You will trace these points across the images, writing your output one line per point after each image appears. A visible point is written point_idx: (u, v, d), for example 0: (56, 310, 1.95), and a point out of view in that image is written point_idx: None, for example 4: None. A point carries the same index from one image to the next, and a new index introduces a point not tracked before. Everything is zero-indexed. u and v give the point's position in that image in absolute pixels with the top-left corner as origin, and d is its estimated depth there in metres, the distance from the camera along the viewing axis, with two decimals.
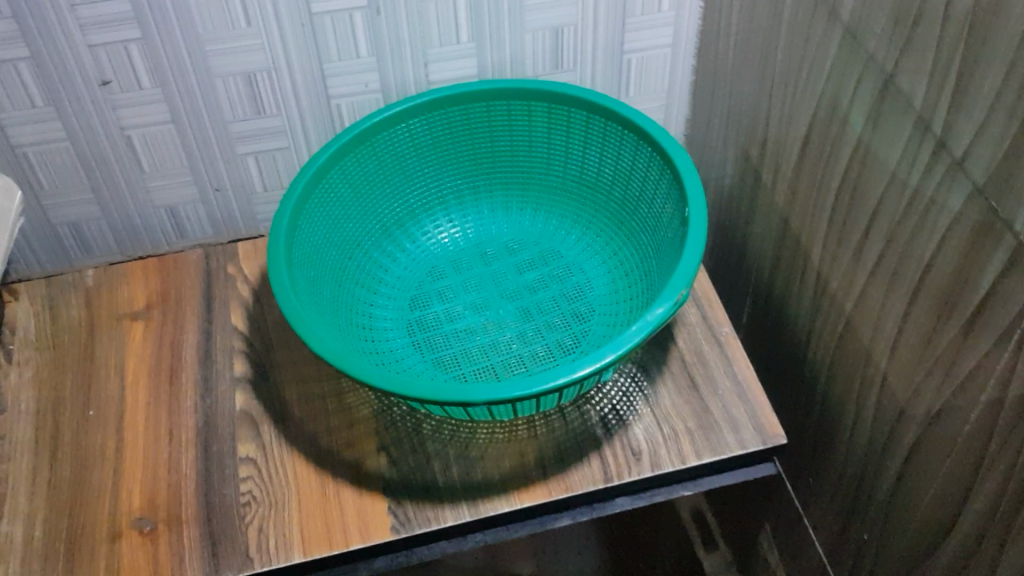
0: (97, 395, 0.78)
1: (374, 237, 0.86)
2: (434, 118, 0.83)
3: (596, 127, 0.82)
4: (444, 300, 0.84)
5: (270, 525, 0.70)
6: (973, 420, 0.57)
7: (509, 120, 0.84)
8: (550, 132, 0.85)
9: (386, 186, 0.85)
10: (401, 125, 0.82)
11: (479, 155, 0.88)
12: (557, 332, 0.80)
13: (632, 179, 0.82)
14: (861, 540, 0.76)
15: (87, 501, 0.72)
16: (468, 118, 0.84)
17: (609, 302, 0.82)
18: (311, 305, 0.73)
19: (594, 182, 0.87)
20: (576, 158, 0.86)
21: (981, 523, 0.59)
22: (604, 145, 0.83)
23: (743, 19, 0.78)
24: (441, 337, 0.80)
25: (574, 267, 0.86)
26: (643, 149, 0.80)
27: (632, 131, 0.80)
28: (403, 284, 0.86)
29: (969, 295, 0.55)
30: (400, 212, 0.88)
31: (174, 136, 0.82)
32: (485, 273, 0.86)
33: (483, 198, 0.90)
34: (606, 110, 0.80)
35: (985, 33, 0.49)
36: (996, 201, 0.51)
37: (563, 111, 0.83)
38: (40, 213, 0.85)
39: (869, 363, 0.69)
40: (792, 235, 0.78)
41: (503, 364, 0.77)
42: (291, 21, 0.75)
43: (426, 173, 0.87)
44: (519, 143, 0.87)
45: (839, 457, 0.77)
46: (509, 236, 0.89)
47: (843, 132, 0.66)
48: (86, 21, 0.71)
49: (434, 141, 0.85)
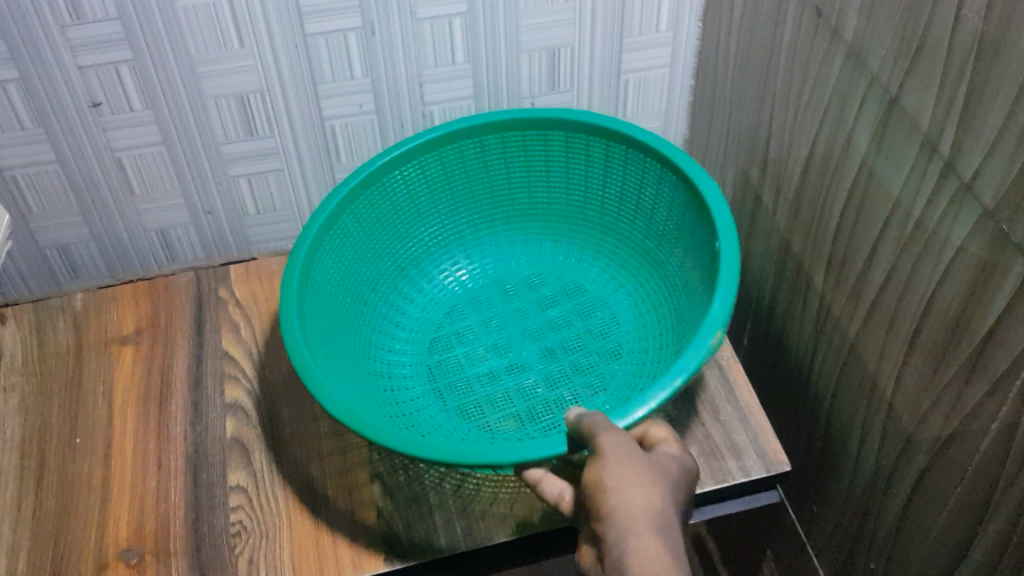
0: (84, 422, 0.76)
1: (389, 278, 0.85)
2: (445, 151, 0.82)
3: (615, 154, 0.81)
4: (464, 342, 0.83)
5: (261, 556, 0.68)
6: (984, 449, 0.56)
7: (524, 150, 0.83)
8: (568, 160, 0.84)
9: (399, 227, 0.84)
10: (414, 162, 0.81)
11: (495, 190, 0.87)
12: (585, 375, 0.79)
13: (654, 211, 0.81)
14: (867, 568, 0.74)
15: (72, 532, 0.70)
16: (482, 150, 0.83)
17: (637, 339, 0.80)
18: (327, 366, 0.71)
19: (610, 213, 0.85)
20: (597, 187, 0.85)
21: (992, 555, 0.58)
22: (626, 174, 0.82)
23: (742, 40, 0.77)
24: (464, 383, 0.79)
25: (598, 301, 0.85)
26: (664, 176, 0.78)
27: (656, 161, 0.78)
28: (422, 326, 0.85)
29: (979, 321, 0.54)
30: (416, 251, 0.87)
31: (165, 158, 0.80)
32: (505, 312, 0.85)
33: (500, 230, 0.89)
34: (626, 136, 0.79)
35: (993, 54, 0.48)
36: (1007, 225, 0.50)
37: (580, 138, 0.81)
38: (29, 237, 0.83)
39: (874, 390, 0.67)
40: (794, 259, 0.77)
41: (530, 412, 0.77)
42: (284, 42, 0.74)
43: (440, 212, 0.86)
44: (537, 173, 0.85)
45: (843, 484, 0.75)
46: (529, 271, 0.88)
47: (847, 153, 0.65)
48: (76, 42, 0.70)
49: (447, 179, 0.84)
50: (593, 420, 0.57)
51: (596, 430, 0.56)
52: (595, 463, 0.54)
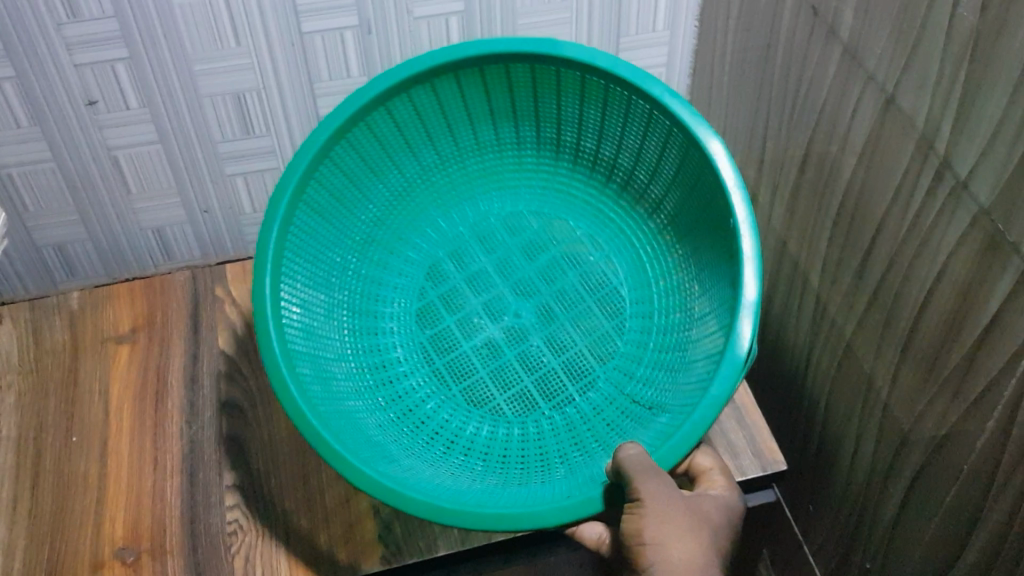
0: (80, 420, 0.76)
1: (361, 243, 0.82)
2: (400, 101, 0.75)
3: (591, 87, 0.75)
4: (454, 310, 0.82)
5: (257, 555, 0.68)
6: (979, 448, 0.56)
7: (486, 86, 0.77)
8: (535, 93, 0.78)
9: (359, 186, 0.79)
10: (367, 121, 0.75)
11: (456, 128, 0.81)
12: (589, 332, 0.80)
13: (642, 155, 0.78)
14: (864, 567, 0.74)
15: (68, 531, 0.70)
16: (438, 95, 0.76)
17: (638, 289, 0.82)
18: (318, 397, 0.70)
19: (588, 141, 0.81)
20: (571, 118, 0.79)
21: (987, 555, 0.58)
22: (605, 109, 0.76)
23: (738, 40, 0.77)
24: (464, 359, 0.80)
25: (587, 242, 0.85)
26: (653, 117, 0.73)
27: (640, 98, 0.72)
28: (406, 297, 0.83)
29: (974, 320, 0.54)
30: (381, 208, 0.83)
31: (161, 157, 0.80)
32: (492, 264, 0.84)
33: (469, 166, 0.85)
34: (600, 69, 0.72)
35: (989, 53, 0.48)
36: (1003, 223, 0.50)
37: (546, 69, 0.74)
38: (25, 235, 0.83)
39: (870, 389, 0.67)
40: (789, 259, 0.77)
41: (540, 386, 0.78)
42: (281, 41, 0.74)
43: (401, 162, 0.81)
44: (501, 107, 0.80)
45: (839, 484, 0.75)
46: (508, 215, 0.86)
47: (842, 153, 0.65)
48: (72, 40, 0.70)
49: (405, 128, 0.78)
50: (634, 457, 0.61)
51: (635, 471, 0.60)
52: (637, 508, 0.60)
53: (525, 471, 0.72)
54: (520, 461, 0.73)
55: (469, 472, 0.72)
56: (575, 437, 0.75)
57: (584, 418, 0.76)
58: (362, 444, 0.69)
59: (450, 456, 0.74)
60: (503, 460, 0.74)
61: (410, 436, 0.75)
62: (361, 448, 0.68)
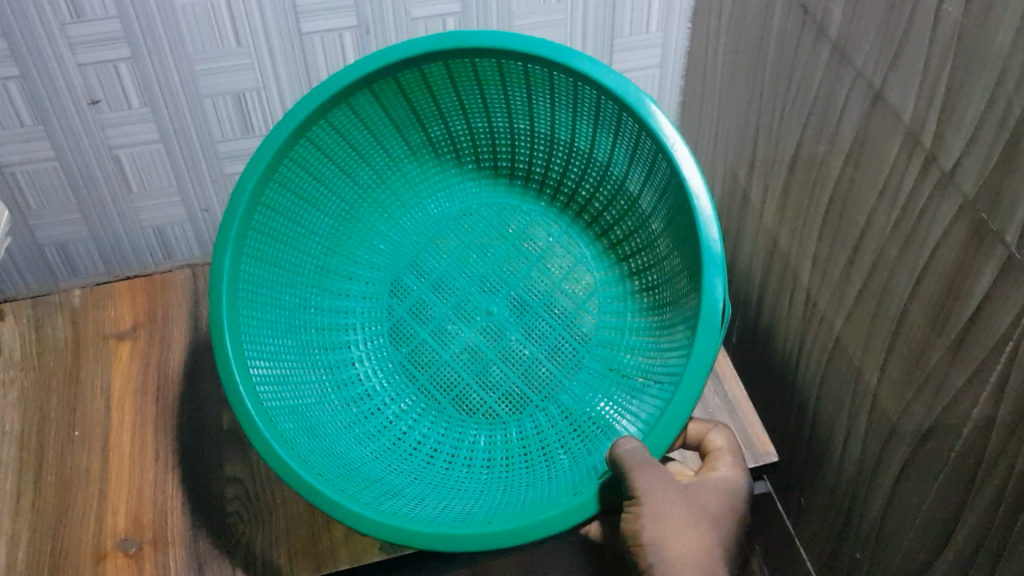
0: (82, 415, 0.77)
1: (317, 278, 0.82)
2: (324, 128, 0.75)
3: (509, 73, 0.75)
4: (424, 322, 0.84)
5: (257, 545, 0.69)
6: (965, 435, 0.57)
7: (406, 93, 0.77)
8: (455, 85, 0.77)
9: (303, 218, 0.79)
10: (303, 144, 0.74)
11: (384, 137, 0.81)
12: (560, 315, 0.83)
13: (579, 130, 0.79)
14: (854, 558, 0.75)
15: (71, 523, 0.71)
16: (357, 109, 0.76)
17: (604, 261, 0.85)
18: (307, 446, 0.70)
19: (522, 123, 0.82)
20: (497, 104, 0.79)
21: (972, 540, 0.59)
22: (529, 90, 0.76)
23: (730, 41, 0.79)
24: (448, 372, 0.81)
25: (544, 220, 0.86)
26: (578, 89, 0.73)
27: (558, 72, 0.72)
28: (379, 321, 0.84)
29: (960, 309, 0.55)
30: (330, 235, 0.82)
31: (162, 156, 0.82)
32: (452, 264, 0.86)
33: (408, 172, 0.85)
34: (523, 52, 0.71)
35: (972, 48, 0.49)
36: (987, 213, 0.51)
37: (460, 61, 0.74)
38: (27, 233, 0.84)
39: (859, 381, 0.69)
40: (780, 255, 0.79)
41: (526, 380, 0.80)
42: (281, 42, 0.75)
43: (337, 185, 0.81)
44: (424, 106, 0.79)
45: (830, 476, 0.77)
46: (460, 212, 0.87)
47: (831, 149, 0.66)
48: (76, 40, 0.71)
49: (337, 147, 0.78)
50: (631, 450, 0.62)
51: (631, 467, 0.62)
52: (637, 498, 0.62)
53: (532, 469, 0.74)
54: (523, 458, 0.76)
55: (476, 482, 0.74)
56: (573, 425, 0.77)
57: (577, 401, 0.79)
58: (360, 480, 0.70)
59: (453, 470, 0.76)
60: (507, 462, 0.76)
61: (405, 460, 0.76)
62: (356, 487, 0.68)
